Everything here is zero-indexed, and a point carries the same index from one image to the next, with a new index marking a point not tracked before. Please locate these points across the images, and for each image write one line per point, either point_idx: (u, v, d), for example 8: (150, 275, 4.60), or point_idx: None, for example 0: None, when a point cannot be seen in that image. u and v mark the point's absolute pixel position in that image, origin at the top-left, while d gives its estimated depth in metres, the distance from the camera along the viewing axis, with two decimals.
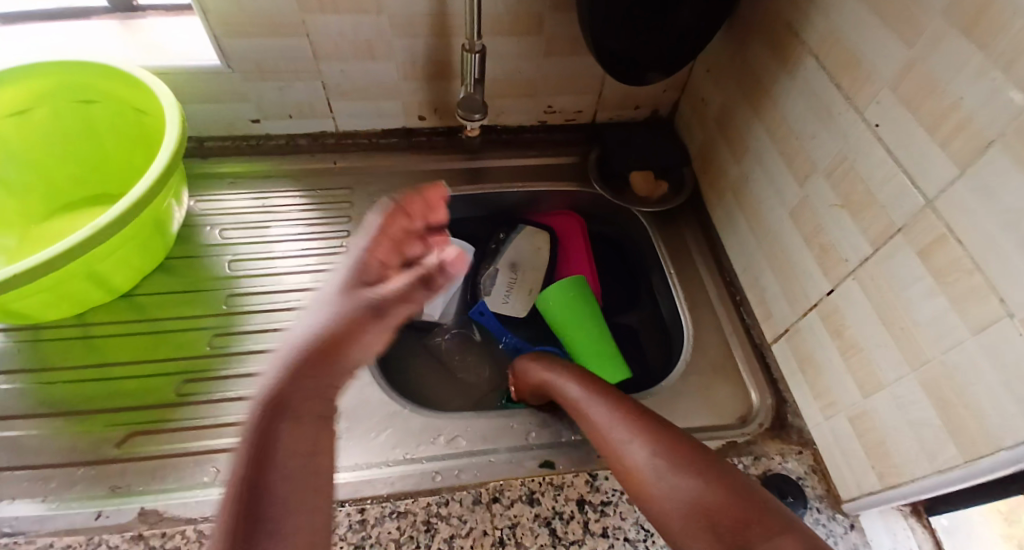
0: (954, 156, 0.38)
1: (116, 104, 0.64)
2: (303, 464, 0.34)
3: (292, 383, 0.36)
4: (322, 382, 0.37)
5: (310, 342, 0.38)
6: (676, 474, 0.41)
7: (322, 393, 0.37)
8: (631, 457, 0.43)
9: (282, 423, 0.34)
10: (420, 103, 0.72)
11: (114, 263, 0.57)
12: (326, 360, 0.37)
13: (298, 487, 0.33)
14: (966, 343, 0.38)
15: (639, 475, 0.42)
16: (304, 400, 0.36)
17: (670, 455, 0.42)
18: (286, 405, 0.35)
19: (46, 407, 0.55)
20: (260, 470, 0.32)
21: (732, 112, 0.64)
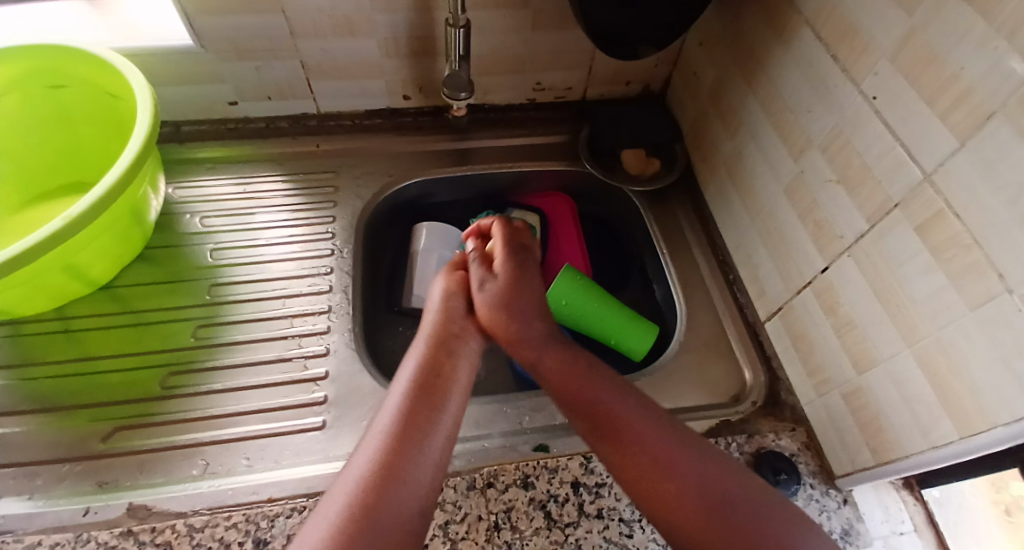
0: (954, 130, 0.37)
1: (89, 89, 0.62)
2: (433, 458, 0.42)
3: (410, 416, 0.44)
4: (435, 415, 0.45)
5: (416, 386, 0.46)
6: (675, 472, 0.42)
7: (443, 424, 0.45)
8: (627, 450, 0.44)
9: (417, 431, 0.43)
10: (404, 81, 0.70)
11: (91, 254, 0.55)
12: (430, 398, 0.46)
13: (426, 482, 0.41)
14: (963, 319, 0.38)
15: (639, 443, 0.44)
16: (428, 431, 0.43)
17: (666, 451, 0.43)
18: (411, 433, 0.43)
19: (27, 403, 0.53)
20: (394, 475, 0.40)
21: (725, 86, 0.63)
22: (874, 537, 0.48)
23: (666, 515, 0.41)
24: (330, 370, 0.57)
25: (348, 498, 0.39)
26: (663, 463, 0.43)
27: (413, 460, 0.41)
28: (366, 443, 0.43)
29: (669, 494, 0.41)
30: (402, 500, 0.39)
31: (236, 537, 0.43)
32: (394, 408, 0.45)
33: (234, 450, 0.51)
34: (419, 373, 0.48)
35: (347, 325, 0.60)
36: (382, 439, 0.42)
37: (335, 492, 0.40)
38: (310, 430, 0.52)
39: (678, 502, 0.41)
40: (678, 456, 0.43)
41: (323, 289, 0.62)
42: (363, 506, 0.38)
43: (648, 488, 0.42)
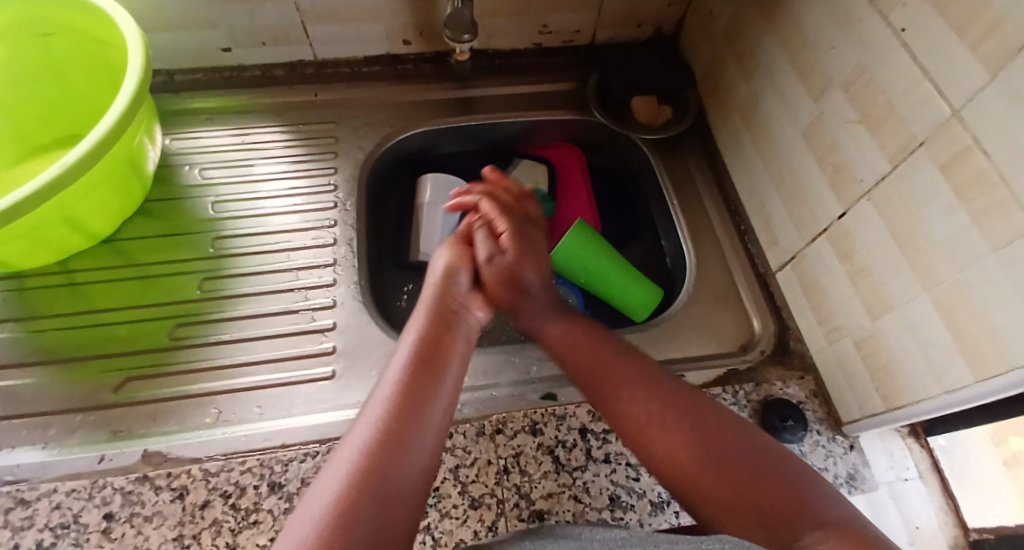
0: (984, 61, 0.35)
1: (79, 37, 0.60)
2: (434, 427, 0.40)
3: (413, 386, 0.41)
4: (435, 386, 0.42)
5: (415, 356, 0.44)
6: (676, 424, 0.42)
7: (444, 394, 0.43)
8: (627, 406, 0.44)
9: (419, 399, 0.41)
10: (405, 25, 0.67)
11: (91, 205, 0.55)
12: (431, 368, 0.44)
13: (428, 451, 0.39)
14: (984, 261, 0.36)
15: (652, 435, 0.42)
16: (432, 401, 0.41)
17: (670, 407, 0.43)
18: (413, 399, 0.41)
19: (38, 355, 0.54)
20: (398, 442, 0.38)
21: (742, 24, 0.60)
22: (880, 482, 0.49)
23: (670, 472, 0.41)
24: (338, 322, 0.56)
25: (352, 462, 0.36)
26: (666, 416, 0.43)
27: (418, 427, 0.39)
28: (367, 411, 0.40)
29: (669, 448, 0.41)
30: (405, 469, 0.37)
31: (251, 481, 0.44)
32: (395, 378, 0.42)
33: (245, 399, 0.51)
34: (420, 343, 0.45)
35: (353, 278, 0.60)
36: (386, 407, 0.40)
37: (338, 456, 0.37)
38: (320, 381, 0.53)
39: (680, 453, 0.41)
40: (683, 409, 0.43)
41: (327, 242, 0.62)
42: (366, 468, 0.36)
43: (650, 443, 0.42)
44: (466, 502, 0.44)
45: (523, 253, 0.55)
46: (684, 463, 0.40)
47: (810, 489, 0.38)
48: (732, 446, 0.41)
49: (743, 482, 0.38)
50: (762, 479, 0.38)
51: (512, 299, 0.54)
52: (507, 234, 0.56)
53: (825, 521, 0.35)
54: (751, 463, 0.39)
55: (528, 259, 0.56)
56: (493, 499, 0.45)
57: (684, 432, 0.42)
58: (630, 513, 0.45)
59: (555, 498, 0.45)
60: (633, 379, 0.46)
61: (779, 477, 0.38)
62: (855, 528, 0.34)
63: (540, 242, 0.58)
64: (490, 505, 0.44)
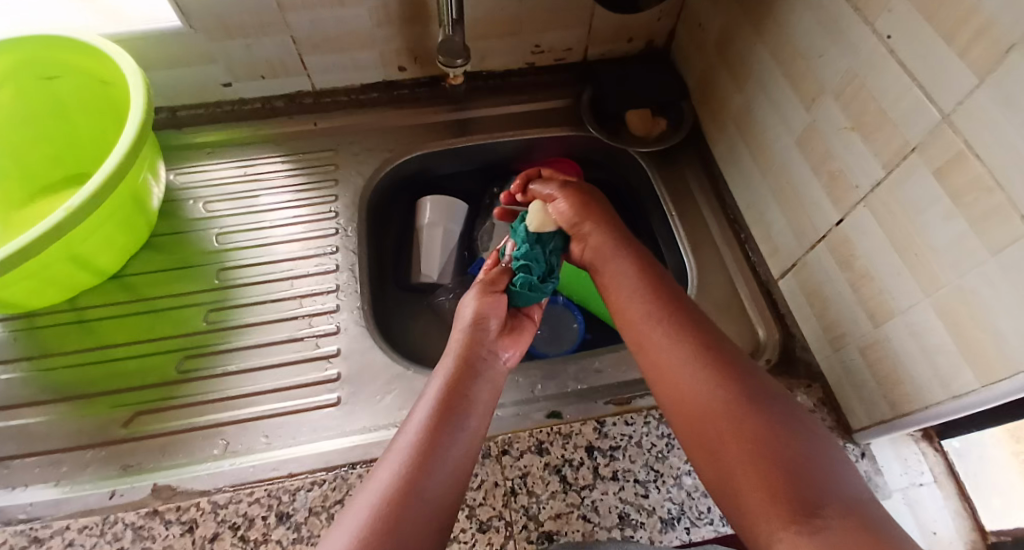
0: (971, 66, 0.35)
1: (83, 78, 0.61)
2: (452, 475, 0.40)
3: (435, 432, 0.42)
4: (457, 432, 0.42)
5: (440, 400, 0.44)
6: (703, 376, 0.43)
7: (467, 442, 0.42)
8: (661, 347, 0.46)
9: (439, 447, 0.41)
10: (399, 51, 0.68)
11: (97, 243, 0.56)
12: (456, 413, 0.44)
13: (446, 501, 0.39)
14: (984, 264, 0.36)
15: (681, 388, 0.43)
16: (453, 450, 0.41)
17: (706, 358, 0.44)
18: (434, 448, 0.41)
19: (49, 393, 0.54)
20: (416, 488, 0.38)
21: (732, 35, 0.60)
22: (894, 489, 0.48)
23: (694, 419, 0.42)
24: (342, 348, 0.57)
25: (369, 510, 0.37)
26: (698, 364, 0.44)
27: (435, 476, 0.39)
28: (390, 456, 0.41)
29: (693, 401, 0.42)
30: (421, 520, 0.37)
31: (259, 512, 0.44)
32: (420, 422, 0.42)
33: (253, 428, 0.52)
34: (445, 386, 0.45)
35: (355, 303, 0.60)
36: (407, 452, 0.40)
37: (357, 501, 0.38)
38: (325, 407, 0.53)
39: (702, 405, 0.42)
40: (718, 363, 0.44)
41: (330, 268, 0.62)
42: (382, 515, 0.36)
43: (676, 386, 0.44)
44: (474, 526, 0.44)
45: (585, 201, 0.58)
46: (708, 415, 0.41)
47: (829, 464, 0.37)
48: (757, 405, 0.41)
49: (753, 444, 0.38)
50: (781, 440, 0.38)
51: (595, 233, 0.56)
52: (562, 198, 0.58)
53: (834, 500, 0.35)
54: (772, 420, 0.39)
55: (595, 210, 0.58)
56: (501, 521, 0.45)
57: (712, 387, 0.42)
58: (640, 530, 0.44)
59: (563, 518, 0.45)
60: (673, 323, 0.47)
61: (791, 440, 0.38)
62: (863, 514, 0.34)
63: (602, 206, 0.59)
64: (498, 528, 0.44)
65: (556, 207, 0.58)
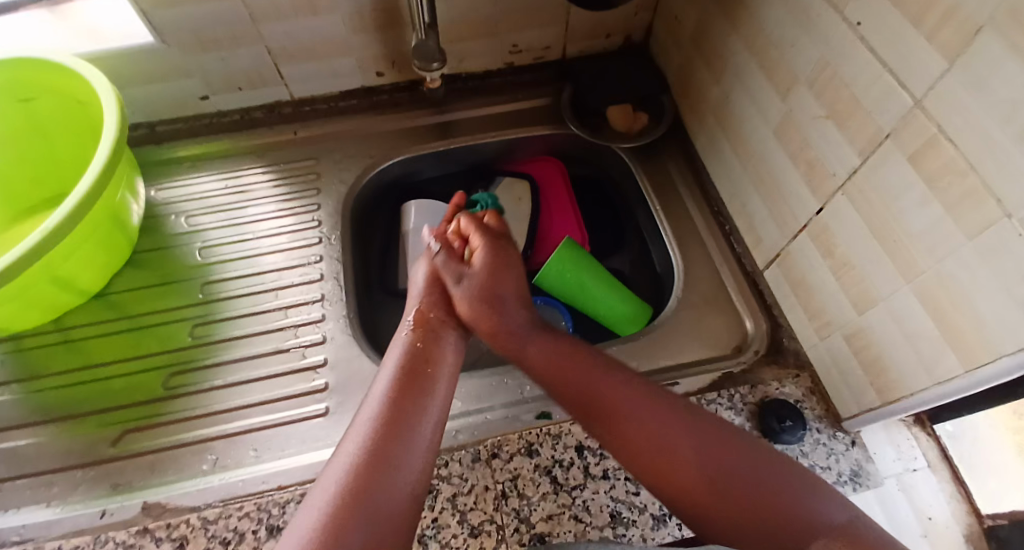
0: (941, 49, 0.34)
1: (56, 97, 0.61)
2: (423, 439, 0.41)
3: (400, 401, 0.42)
4: (424, 399, 0.43)
5: (401, 371, 0.45)
6: (677, 434, 0.42)
7: (434, 407, 0.43)
8: (619, 399, 0.45)
9: (407, 416, 0.41)
10: (376, 56, 0.68)
11: (77, 263, 0.56)
12: (418, 380, 0.45)
13: (419, 466, 0.40)
14: (961, 248, 0.36)
15: (667, 457, 0.41)
16: (420, 415, 0.42)
17: (664, 409, 0.44)
18: (400, 415, 0.41)
19: (36, 415, 0.54)
20: (384, 455, 0.39)
21: (707, 27, 0.60)
22: (886, 476, 0.48)
23: (675, 478, 0.41)
24: (329, 357, 0.57)
25: (340, 483, 0.37)
26: (658, 419, 0.43)
27: (405, 441, 0.40)
28: (354, 429, 0.41)
29: (677, 462, 0.41)
30: (393, 485, 0.37)
31: (249, 526, 0.44)
32: (382, 393, 0.43)
33: (242, 442, 0.51)
34: (405, 357, 0.46)
35: (341, 312, 0.60)
36: (372, 422, 0.41)
37: (326, 476, 0.38)
38: (315, 418, 0.53)
39: (685, 471, 0.41)
40: (697, 425, 0.43)
41: (314, 277, 0.62)
42: (353, 487, 0.36)
43: (646, 450, 0.42)
44: (466, 531, 0.44)
45: (494, 271, 0.54)
46: (687, 475, 0.40)
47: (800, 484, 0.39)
48: (731, 455, 0.41)
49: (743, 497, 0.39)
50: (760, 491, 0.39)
51: (496, 326, 0.51)
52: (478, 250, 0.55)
53: (824, 531, 0.36)
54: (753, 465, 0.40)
55: (501, 276, 0.54)
56: (493, 525, 0.44)
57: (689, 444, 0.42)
58: (632, 528, 0.44)
59: (555, 520, 0.45)
60: (617, 377, 0.46)
61: (774, 476, 0.40)
62: (852, 534, 0.36)
63: (513, 254, 0.57)
64: (490, 532, 0.44)
65: (464, 289, 0.53)
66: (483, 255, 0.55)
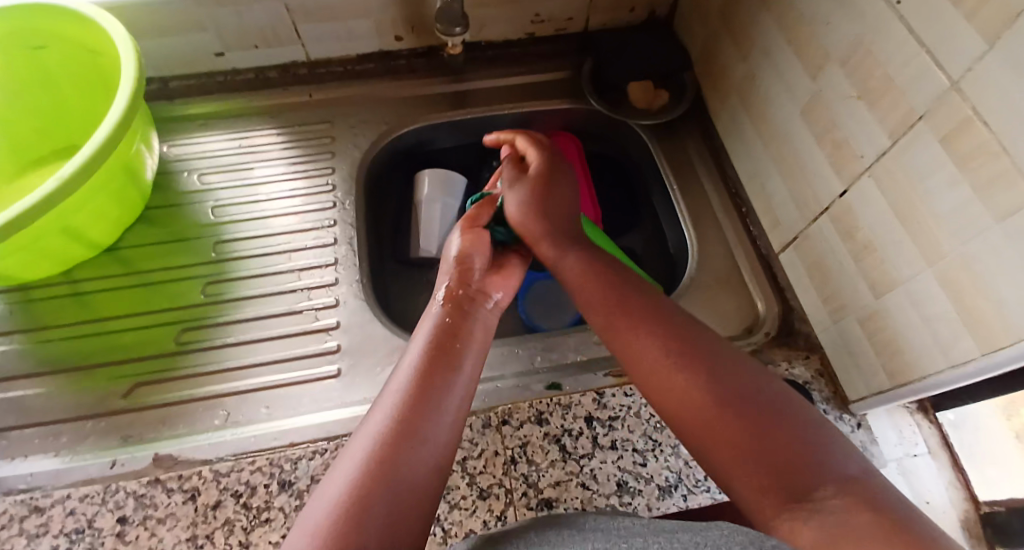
0: (981, 27, 0.34)
1: (69, 46, 0.60)
2: (450, 420, 0.40)
3: (429, 376, 0.42)
4: (451, 377, 0.42)
5: (430, 346, 0.44)
6: (685, 365, 0.41)
7: (461, 386, 0.43)
8: (639, 342, 0.44)
9: (435, 392, 0.41)
10: (395, 20, 0.67)
11: (90, 214, 0.55)
12: (447, 358, 0.43)
13: (442, 441, 0.39)
14: (989, 231, 0.36)
15: (663, 374, 0.42)
16: (447, 393, 0.41)
17: (682, 343, 0.42)
18: (428, 393, 0.41)
19: (46, 365, 0.54)
20: (412, 430, 0.38)
21: (737, 4, 0.59)
22: (888, 458, 0.49)
23: (679, 415, 0.40)
24: (341, 321, 0.57)
25: (363, 458, 0.36)
26: (677, 354, 0.42)
27: (432, 421, 0.39)
28: (381, 403, 0.40)
29: (682, 392, 0.40)
30: (420, 460, 0.37)
31: (261, 480, 0.44)
32: (413, 365, 0.42)
33: (253, 400, 0.52)
34: (436, 332, 0.45)
35: (354, 276, 0.60)
36: (400, 398, 0.40)
37: (351, 448, 0.38)
38: (326, 379, 0.53)
39: (693, 401, 0.40)
40: (702, 357, 0.42)
41: (328, 241, 0.62)
42: (378, 461, 0.36)
43: (660, 381, 0.42)
44: (475, 493, 0.45)
45: (548, 179, 0.56)
46: (700, 404, 0.39)
47: (820, 439, 0.36)
48: (746, 395, 0.39)
49: (756, 442, 0.37)
50: (770, 420, 0.37)
51: (537, 226, 0.53)
52: (536, 168, 0.56)
53: (833, 479, 0.34)
54: (766, 406, 0.38)
55: (557, 193, 0.55)
56: (502, 488, 0.45)
57: (694, 378, 0.40)
58: (638, 497, 0.45)
59: (563, 486, 0.45)
60: (642, 316, 0.45)
61: (789, 417, 0.38)
62: (863, 488, 0.33)
63: (570, 172, 0.58)
64: (498, 495, 0.45)
65: (517, 202, 0.55)
66: (540, 160, 0.57)
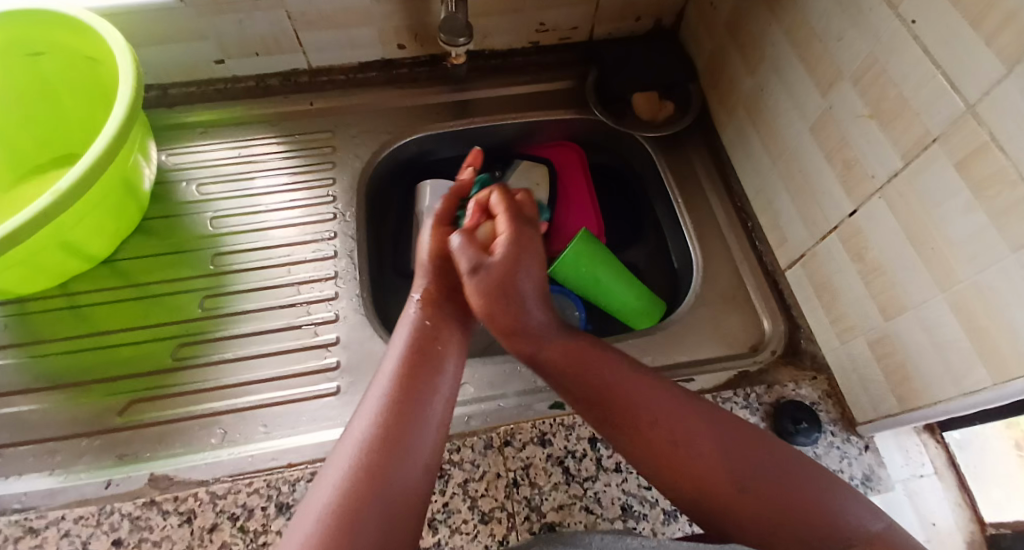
0: (999, 53, 0.33)
1: (68, 55, 0.59)
2: (433, 421, 0.40)
3: (410, 381, 0.41)
4: (434, 379, 0.42)
5: (410, 349, 0.43)
6: (697, 437, 0.40)
7: (444, 387, 0.42)
8: (648, 412, 0.42)
9: (417, 396, 0.40)
10: (398, 28, 0.66)
11: (87, 228, 0.54)
12: (428, 360, 0.43)
13: (429, 446, 0.39)
14: (1004, 260, 0.35)
15: (678, 446, 0.40)
16: (430, 395, 0.41)
17: (691, 416, 0.41)
18: (410, 395, 0.40)
19: (40, 381, 0.53)
20: (395, 439, 0.37)
21: (745, 17, 0.58)
22: (896, 481, 0.48)
23: (695, 487, 0.39)
24: (341, 336, 0.56)
25: (347, 472, 0.35)
26: (684, 423, 0.41)
27: (417, 423, 0.39)
28: (361, 413, 0.40)
29: (694, 462, 0.39)
30: (405, 466, 0.37)
31: (258, 502, 0.43)
32: (390, 372, 0.42)
33: (251, 417, 0.51)
34: (414, 336, 0.44)
35: (355, 290, 0.59)
36: (382, 405, 0.39)
37: (334, 460, 0.37)
38: (325, 396, 0.52)
39: (711, 472, 0.39)
40: (704, 421, 0.41)
41: (328, 254, 0.61)
42: (363, 473, 0.35)
43: (673, 457, 0.40)
44: (476, 517, 0.44)
45: (519, 257, 0.48)
46: (718, 481, 0.39)
47: (830, 497, 0.38)
48: (754, 459, 0.39)
49: (780, 506, 0.37)
50: (788, 498, 0.37)
51: (506, 316, 0.46)
52: (504, 239, 0.49)
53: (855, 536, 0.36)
54: (779, 479, 0.38)
55: (527, 255, 0.49)
56: (504, 512, 0.44)
57: (711, 449, 0.40)
58: (643, 522, 0.44)
59: (566, 510, 0.44)
60: (643, 381, 0.44)
61: (800, 484, 0.38)
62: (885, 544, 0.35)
63: (535, 239, 0.51)
64: (500, 519, 0.44)
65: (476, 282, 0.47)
66: (505, 243, 0.48)
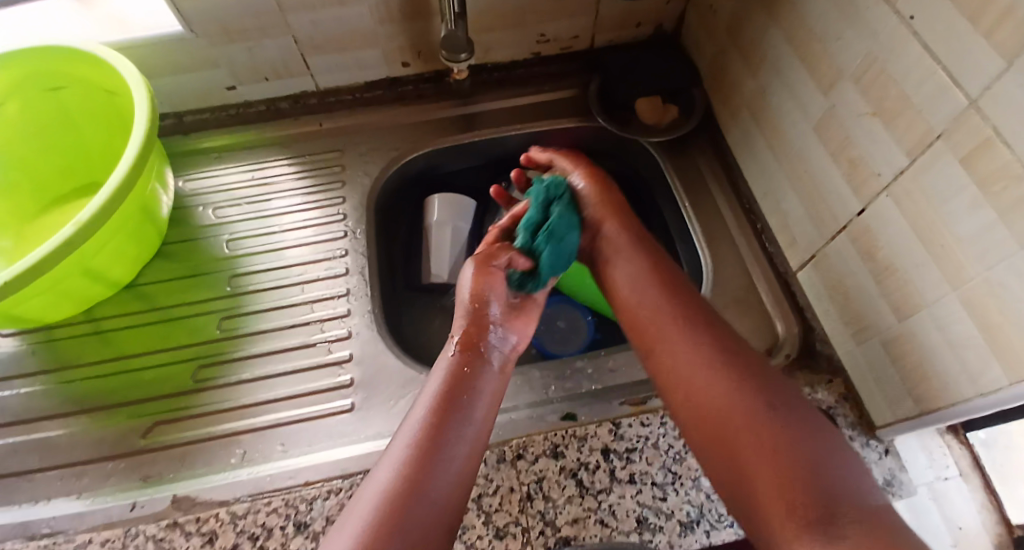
0: (999, 48, 0.33)
1: (86, 88, 0.61)
2: (455, 472, 0.41)
3: (435, 434, 0.42)
4: (461, 429, 0.43)
5: (441, 395, 0.45)
6: (721, 381, 0.46)
7: (472, 433, 0.43)
8: (675, 356, 0.48)
9: (441, 445, 0.41)
10: (402, 48, 0.67)
11: (109, 256, 0.56)
12: (458, 407, 0.44)
13: (449, 495, 0.40)
14: (1014, 257, 0.34)
15: (698, 387, 0.46)
16: (455, 443, 0.42)
17: (721, 367, 0.46)
18: (435, 447, 0.41)
19: (67, 405, 0.55)
20: (417, 489, 0.39)
21: (745, 18, 0.58)
22: (919, 484, 0.47)
23: (714, 426, 0.44)
24: (354, 352, 0.57)
25: (369, 518, 0.38)
26: (713, 373, 0.46)
27: (437, 474, 0.40)
28: (390, 456, 0.42)
29: (715, 405, 0.45)
30: (424, 516, 0.38)
31: (277, 522, 0.44)
32: (421, 418, 0.43)
33: (269, 436, 0.52)
34: (446, 383, 0.46)
35: (366, 306, 0.60)
36: (409, 454, 0.41)
37: (358, 504, 0.39)
38: (339, 413, 0.53)
39: (725, 410, 0.44)
40: (734, 373, 0.46)
41: (340, 272, 0.62)
42: (387, 518, 0.37)
43: (695, 396, 0.46)
44: (491, 532, 0.44)
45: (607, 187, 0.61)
46: (730, 420, 0.43)
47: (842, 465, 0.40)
48: (773, 409, 0.43)
49: (790, 460, 0.40)
50: (799, 456, 0.40)
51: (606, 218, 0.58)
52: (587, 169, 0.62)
53: (857, 505, 0.37)
54: (792, 431, 0.41)
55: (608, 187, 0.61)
56: (518, 527, 0.44)
57: (723, 390, 0.45)
58: (658, 534, 0.44)
59: (580, 523, 0.44)
60: (677, 334, 0.49)
61: (817, 447, 0.41)
62: (880, 518, 0.36)
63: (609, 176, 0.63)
64: (515, 534, 0.44)
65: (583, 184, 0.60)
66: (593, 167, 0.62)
